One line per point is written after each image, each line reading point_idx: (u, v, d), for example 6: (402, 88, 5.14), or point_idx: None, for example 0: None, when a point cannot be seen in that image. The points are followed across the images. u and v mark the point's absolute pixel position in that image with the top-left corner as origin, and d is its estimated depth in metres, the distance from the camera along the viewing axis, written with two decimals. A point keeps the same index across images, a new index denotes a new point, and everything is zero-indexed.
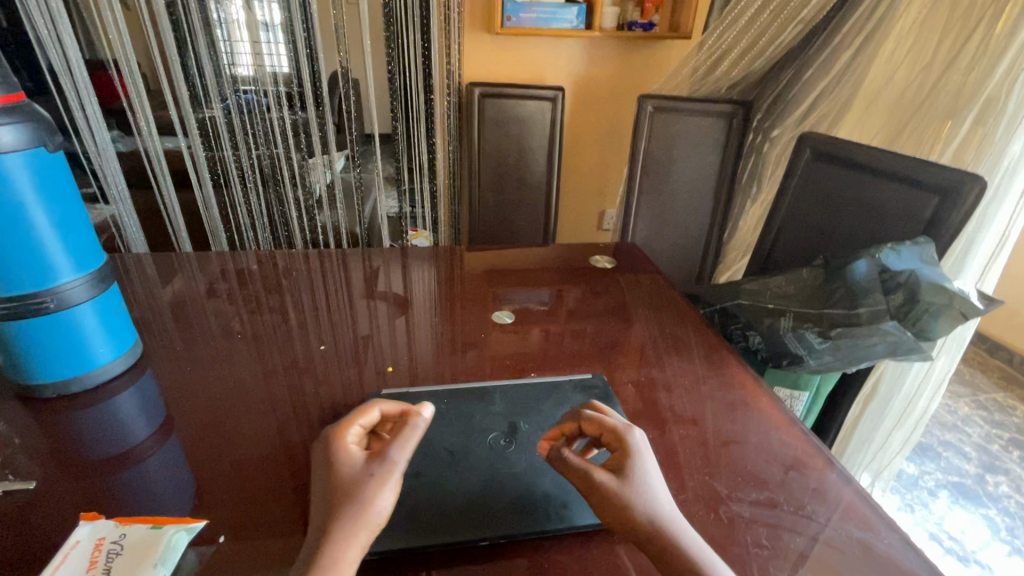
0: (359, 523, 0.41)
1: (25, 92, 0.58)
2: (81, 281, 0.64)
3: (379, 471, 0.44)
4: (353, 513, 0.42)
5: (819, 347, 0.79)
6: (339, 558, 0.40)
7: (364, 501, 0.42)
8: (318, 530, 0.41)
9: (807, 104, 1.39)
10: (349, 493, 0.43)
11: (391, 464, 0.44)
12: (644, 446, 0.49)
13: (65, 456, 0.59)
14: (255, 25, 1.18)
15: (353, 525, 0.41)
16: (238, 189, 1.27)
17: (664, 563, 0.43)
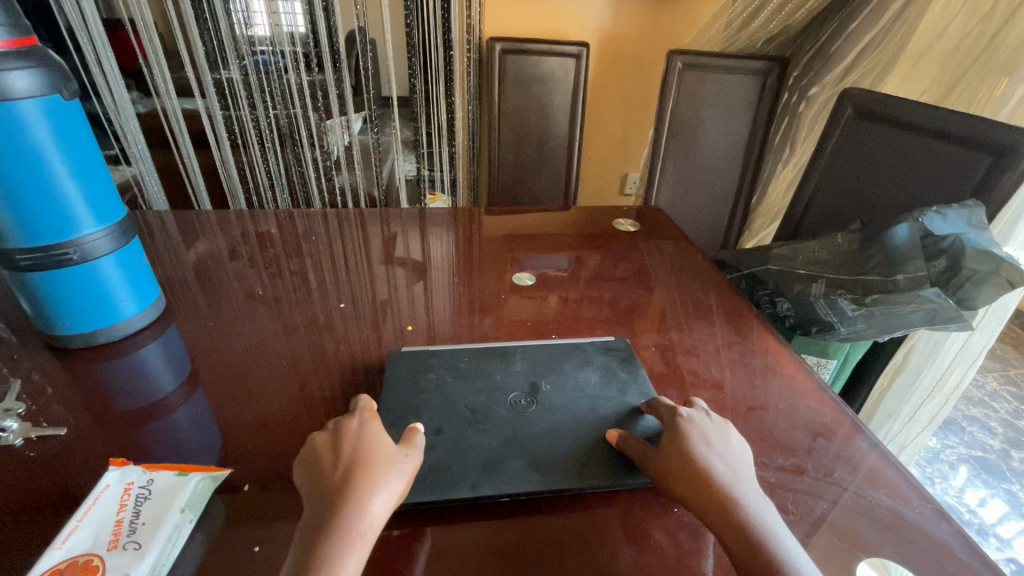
0: (386, 494, 0.42)
1: (37, 36, 0.57)
2: (103, 233, 0.64)
3: (408, 454, 0.46)
4: (382, 482, 0.42)
5: (852, 314, 0.76)
6: (364, 522, 0.40)
7: (393, 474, 0.43)
8: (347, 491, 0.41)
9: (848, 61, 1.31)
10: (383, 463, 0.44)
11: (414, 451, 0.46)
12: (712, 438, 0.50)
13: (95, 405, 0.61)
14: None
15: (381, 494, 0.42)
16: (255, 150, 1.24)
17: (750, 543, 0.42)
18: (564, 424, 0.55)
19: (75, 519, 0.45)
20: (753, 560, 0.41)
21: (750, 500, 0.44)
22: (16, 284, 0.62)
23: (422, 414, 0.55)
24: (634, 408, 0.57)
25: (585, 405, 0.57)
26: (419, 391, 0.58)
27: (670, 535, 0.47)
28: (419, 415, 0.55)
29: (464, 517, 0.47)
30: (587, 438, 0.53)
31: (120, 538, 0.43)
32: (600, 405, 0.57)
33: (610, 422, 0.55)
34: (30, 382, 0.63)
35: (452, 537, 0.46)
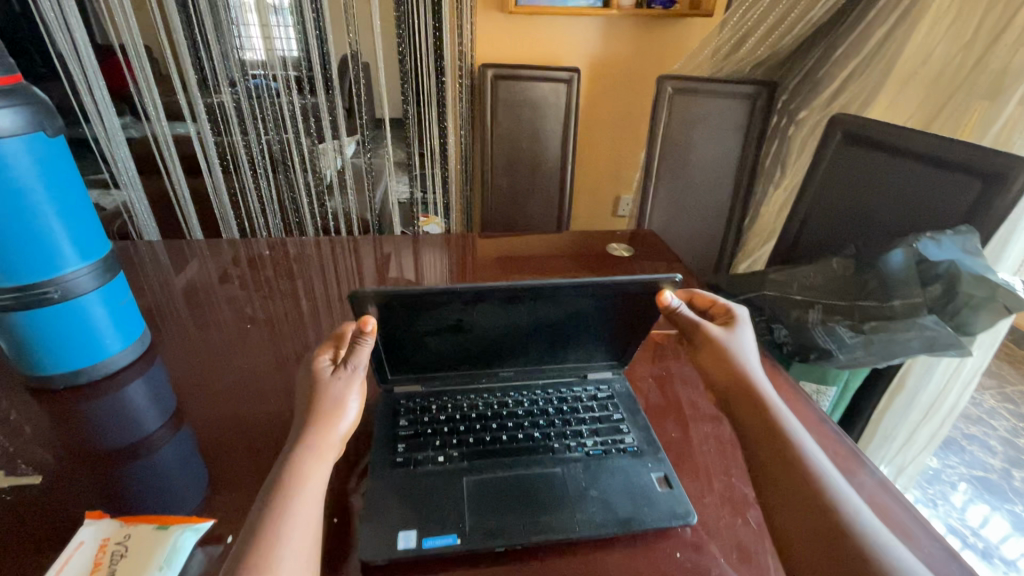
0: (338, 424, 0.48)
1: (21, 73, 0.56)
2: (87, 270, 0.62)
3: (347, 383, 0.50)
4: (327, 428, 0.47)
5: (851, 341, 0.75)
6: (323, 453, 0.45)
7: (339, 410, 0.49)
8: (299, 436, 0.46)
9: (833, 87, 1.32)
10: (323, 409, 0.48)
11: (353, 373, 0.51)
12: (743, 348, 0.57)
13: (80, 444, 0.59)
14: (265, 8, 1.10)
15: (331, 428, 0.47)
16: (247, 175, 1.21)
17: (764, 427, 0.50)
18: (543, 316, 0.57)
19: None
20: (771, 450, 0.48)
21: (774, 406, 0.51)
22: None
23: (415, 327, 0.56)
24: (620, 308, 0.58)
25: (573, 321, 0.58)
26: (422, 345, 0.58)
27: None
28: (417, 332, 0.56)
29: (457, 568, 0.45)
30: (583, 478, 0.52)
31: None
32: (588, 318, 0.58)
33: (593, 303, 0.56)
34: (9, 423, 0.61)
35: None
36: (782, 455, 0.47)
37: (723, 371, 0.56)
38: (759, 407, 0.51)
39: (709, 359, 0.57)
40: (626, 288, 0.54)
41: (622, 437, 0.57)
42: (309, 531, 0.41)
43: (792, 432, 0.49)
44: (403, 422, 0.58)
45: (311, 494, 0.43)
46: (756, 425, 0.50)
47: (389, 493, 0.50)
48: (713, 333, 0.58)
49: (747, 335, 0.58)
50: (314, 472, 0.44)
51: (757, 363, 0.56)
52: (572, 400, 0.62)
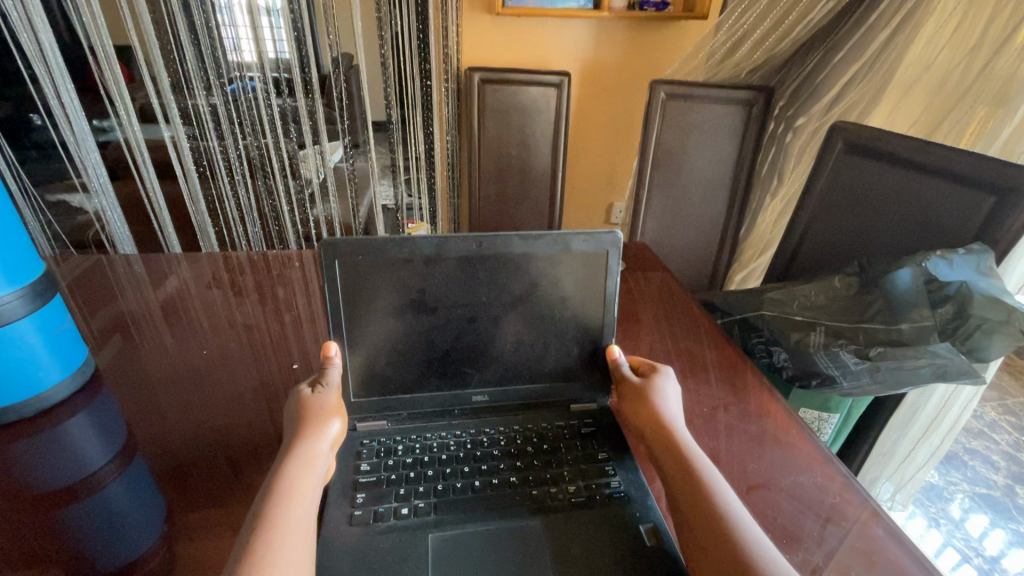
0: (323, 438, 0.48)
1: None
2: (16, 295, 0.56)
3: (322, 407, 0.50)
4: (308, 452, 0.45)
5: (856, 368, 0.70)
6: (312, 466, 0.45)
7: (323, 423, 0.48)
8: (286, 448, 0.45)
9: (832, 94, 1.27)
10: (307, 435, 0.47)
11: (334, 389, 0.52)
12: (665, 393, 0.54)
13: (9, 486, 0.53)
14: (256, 9, 0.94)
15: (310, 453, 0.46)
16: (224, 182, 1.08)
17: (676, 473, 0.46)
18: (506, 285, 0.54)
19: None
20: (687, 496, 0.44)
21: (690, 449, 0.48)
22: None
23: (374, 304, 0.53)
24: (586, 273, 0.55)
25: (541, 304, 0.56)
26: (385, 334, 0.54)
27: None
28: (375, 309, 0.53)
29: None
30: (564, 530, 0.46)
31: None
32: (554, 293, 0.55)
33: (552, 269, 0.55)
34: None
35: None
36: (695, 502, 0.44)
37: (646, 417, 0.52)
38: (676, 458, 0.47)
39: (630, 406, 0.55)
40: (575, 240, 0.54)
41: (608, 479, 0.51)
42: (303, 547, 0.40)
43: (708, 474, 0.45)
44: (364, 466, 0.51)
45: (303, 505, 0.42)
46: (675, 469, 0.47)
47: (341, 551, 0.44)
48: (634, 381, 0.55)
49: (672, 384, 0.56)
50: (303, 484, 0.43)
51: (676, 408, 0.53)
52: (553, 435, 0.56)
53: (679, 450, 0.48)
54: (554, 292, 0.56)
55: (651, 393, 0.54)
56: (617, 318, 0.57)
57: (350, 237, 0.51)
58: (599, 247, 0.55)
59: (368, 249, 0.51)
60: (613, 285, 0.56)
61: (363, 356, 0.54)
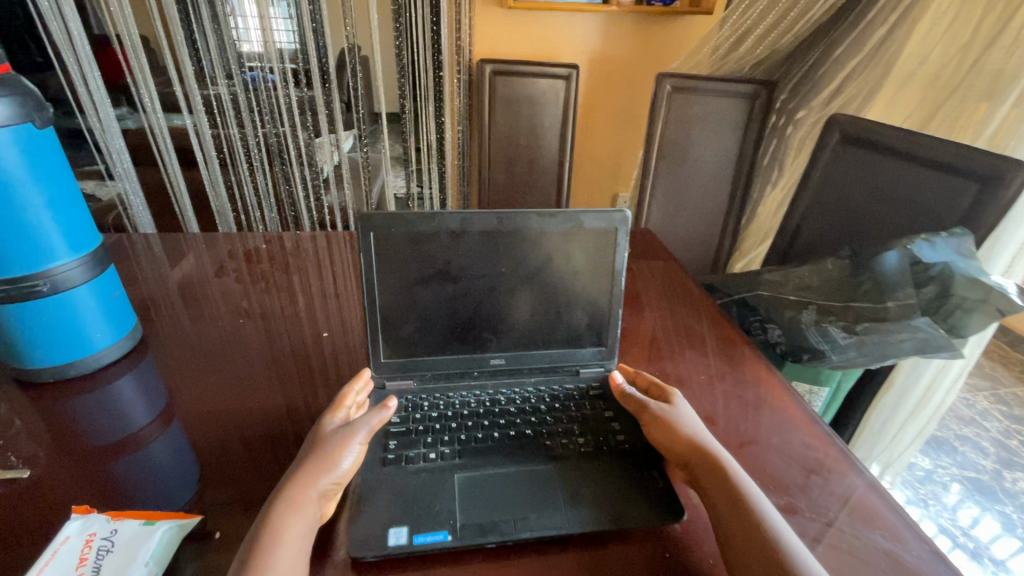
0: (326, 476, 0.46)
1: (11, 64, 0.55)
2: (77, 263, 0.62)
3: (341, 437, 0.49)
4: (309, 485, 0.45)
5: (844, 342, 0.75)
6: (307, 499, 0.44)
7: (333, 456, 0.48)
8: (286, 484, 0.45)
9: (831, 89, 1.31)
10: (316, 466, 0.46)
11: (358, 427, 0.51)
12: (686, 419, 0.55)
13: (68, 439, 0.58)
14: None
15: (311, 485, 0.45)
16: (243, 168, 1.15)
17: (722, 499, 0.46)
18: (523, 258, 0.60)
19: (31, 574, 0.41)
20: (739, 519, 0.45)
21: (732, 472, 0.48)
22: None
23: (404, 274, 0.58)
24: (597, 249, 0.61)
25: (556, 277, 0.61)
26: (413, 300, 0.59)
27: None
28: (406, 280, 0.58)
29: (445, 564, 0.45)
30: (574, 475, 0.52)
31: None
32: (566, 267, 0.61)
33: (564, 243, 0.60)
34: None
35: None
36: (747, 529, 0.44)
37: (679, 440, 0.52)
38: (704, 466, 0.49)
39: (657, 429, 0.54)
40: (588, 219, 0.59)
41: (614, 434, 0.57)
42: None
43: (755, 500, 0.46)
44: (395, 418, 0.57)
45: (290, 554, 0.41)
46: (720, 493, 0.47)
47: (377, 488, 0.49)
48: (658, 408, 0.56)
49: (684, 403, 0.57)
50: (290, 531, 0.42)
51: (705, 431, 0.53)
52: (563, 397, 0.61)
53: (722, 471, 0.48)
54: (566, 266, 0.61)
55: (673, 417, 0.54)
56: (625, 291, 0.62)
57: (383, 212, 0.56)
58: (609, 224, 0.60)
59: (401, 223, 0.56)
60: (622, 261, 0.61)
61: (392, 321, 0.59)
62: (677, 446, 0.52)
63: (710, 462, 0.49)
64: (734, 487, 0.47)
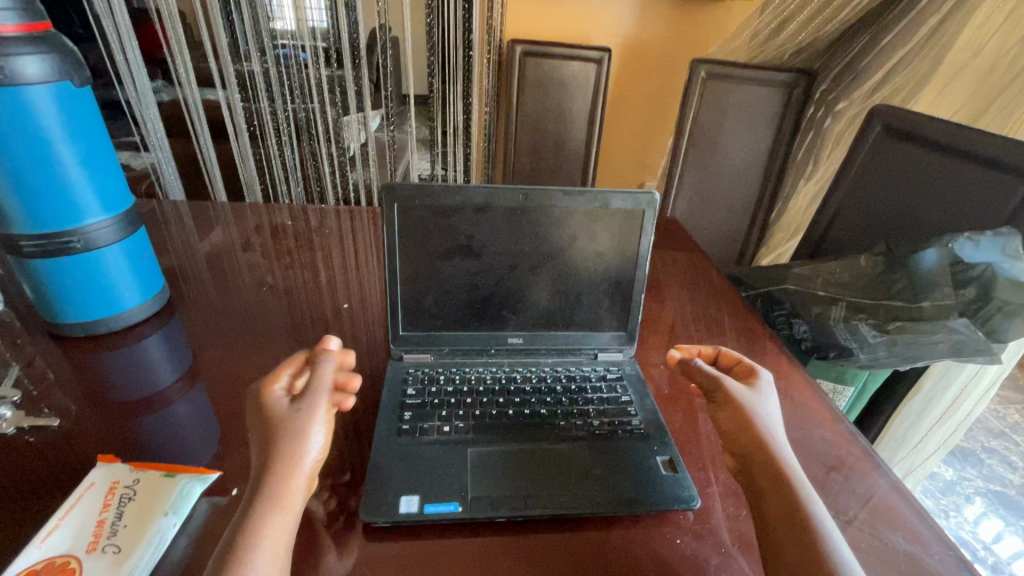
0: (303, 460, 0.42)
1: (51, 22, 0.56)
2: (109, 223, 0.63)
3: (304, 410, 0.45)
4: (288, 470, 0.41)
5: (873, 341, 0.73)
6: (288, 484, 0.40)
7: (302, 435, 0.43)
8: (259, 475, 0.40)
9: (875, 80, 1.26)
10: (287, 446, 0.42)
11: (317, 399, 0.46)
12: (767, 407, 0.52)
13: (95, 394, 0.60)
14: None
15: (289, 469, 0.41)
16: (273, 143, 1.16)
17: (774, 496, 0.44)
18: (546, 237, 0.59)
19: (57, 517, 0.43)
20: (789, 519, 0.43)
21: (794, 473, 0.46)
22: (21, 270, 0.62)
23: (426, 247, 0.58)
24: (621, 231, 0.59)
25: (580, 258, 0.60)
26: (434, 274, 0.59)
27: (671, 569, 0.43)
28: (429, 253, 0.58)
29: (455, 535, 0.45)
30: (587, 456, 0.51)
31: (100, 540, 0.42)
32: (589, 249, 0.60)
33: (588, 223, 0.59)
34: (30, 368, 0.62)
35: (442, 558, 0.43)
36: (796, 529, 0.42)
37: (747, 431, 0.49)
38: (766, 457, 0.47)
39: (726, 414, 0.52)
40: (614, 199, 0.58)
41: (629, 419, 0.56)
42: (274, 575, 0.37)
43: (812, 504, 0.43)
44: (410, 390, 0.57)
45: (273, 545, 0.38)
46: (776, 490, 0.45)
47: (389, 456, 0.50)
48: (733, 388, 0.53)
49: (770, 393, 0.54)
50: (277, 524, 0.39)
51: (781, 428, 0.50)
52: (579, 379, 0.61)
53: (781, 468, 0.46)
54: (589, 249, 0.60)
55: (748, 403, 0.51)
56: (648, 276, 0.61)
57: (410, 183, 0.55)
58: (635, 205, 0.58)
59: (426, 194, 0.56)
60: (647, 244, 0.60)
61: (412, 294, 0.59)
62: (744, 435, 0.49)
63: (774, 459, 0.47)
64: (792, 488, 0.44)
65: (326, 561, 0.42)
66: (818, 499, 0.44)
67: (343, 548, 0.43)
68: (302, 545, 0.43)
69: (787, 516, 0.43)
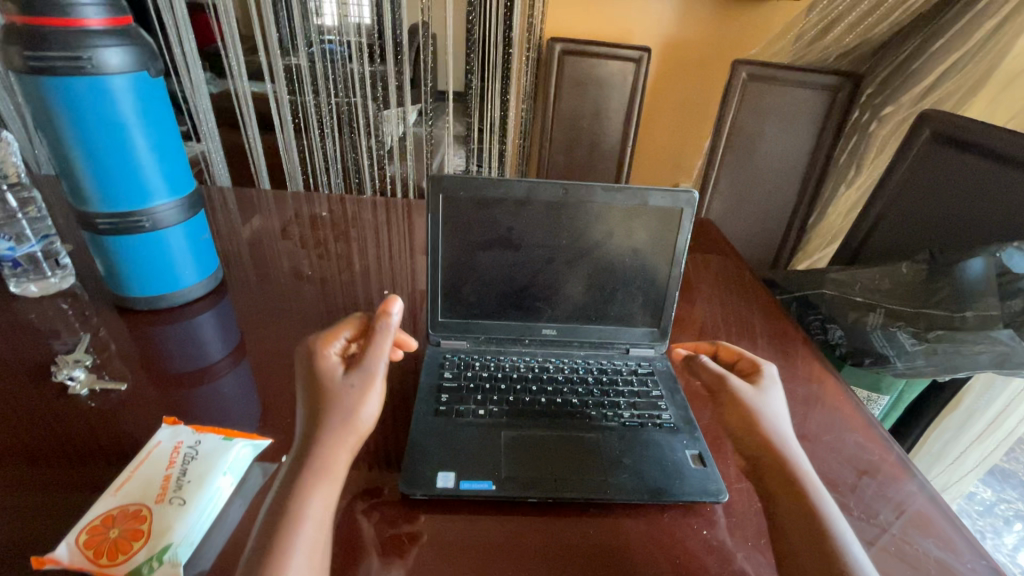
0: (349, 435, 0.44)
1: (131, 16, 0.60)
2: (173, 205, 0.67)
3: (355, 385, 0.46)
4: (335, 444, 0.43)
5: (912, 349, 0.72)
6: (335, 457, 0.43)
7: (350, 412, 0.45)
8: (308, 447, 0.43)
9: (926, 82, 1.22)
10: (336, 421, 0.44)
11: (371, 376, 0.47)
12: (773, 406, 0.52)
13: (156, 363, 0.65)
14: None
15: (336, 444, 0.43)
16: (316, 135, 1.21)
17: (785, 497, 0.45)
18: (584, 232, 0.60)
19: (129, 470, 0.47)
20: (799, 520, 0.43)
21: (802, 473, 0.46)
22: (94, 246, 0.67)
23: (467, 237, 0.60)
24: (658, 229, 0.60)
25: (616, 254, 0.61)
26: (474, 264, 0.61)
27: (696, 558, 0.45)
28: (470, 243, 0.60)
29: (488, 512, 0.47)
30: (617, 445, 0.53)
31: (167, 492, 0.45)
32: (626, 245, 0.61)
33: (625, 219, 0.60)
34: (98, 337, 0.68)
35: (477, 533, 0.45)
36: (807, 531, 0.42)
37: (755, 431, 0.50)
38: (774, 458, 0.47)
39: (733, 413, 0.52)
40: (653, 197, 0.59)
41: (660, 412, 0.57)
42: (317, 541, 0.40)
43: (822, 504, 0.44)
44: (447, 373, 0.60)
45: (318, 514, 0.40)
46: (787, 491, 0.45)
47: (427, 435, 0.52)
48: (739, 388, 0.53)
49: (775, 390, 0.54)
50: (326, 488, 0.41)
51: (787, 426, 0.51)
52: (611, 372, 0.62)
53: (790, 469, 0.46)
54: (625, 244, 0.61)
55: (756, 403, 0.52)
56: (683, 274, 0.62)
57: (455, 175, 0.57)
58: (674, 203, 0.59)
59: (471, 186, 0.58)
60: (683, 242, 0.61)
61: (452, 282, 0.62)
62: (752, 436, 0.50)
63: (783, 459, 0.47)
64: (802, 489, 0.45)
65: (368, 527, 0.45)
66: (828, 498, 0.45)
67: (384, 515, 0.46)
68: (346, 510, 0.46)
69: (798, 517, 0.43)
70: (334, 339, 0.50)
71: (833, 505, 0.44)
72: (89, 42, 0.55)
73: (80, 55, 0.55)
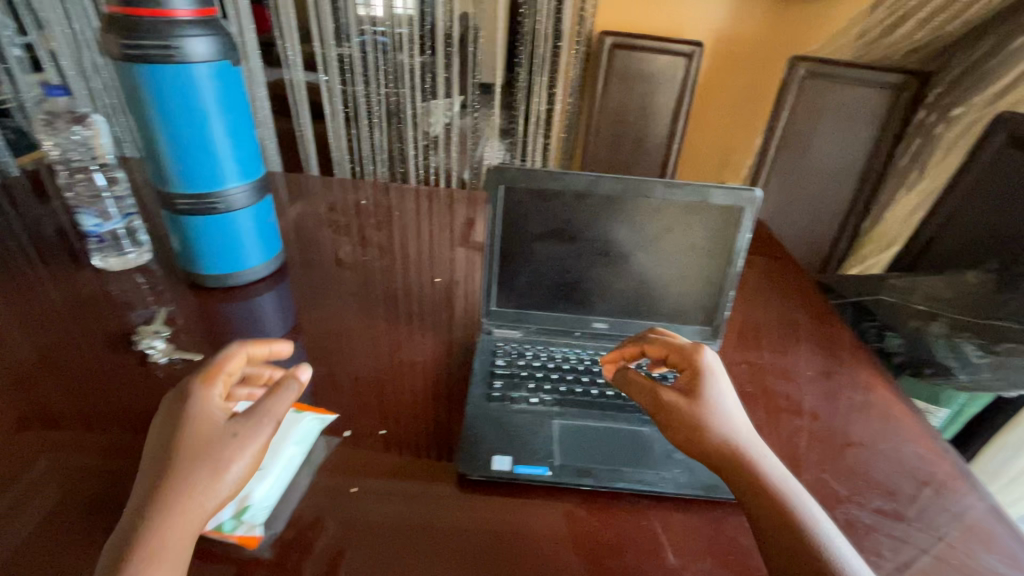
0: (204, 498, 0.38)
1: (216, 8, 0.63)
2: (244, 188, 0.71)
3: (236, 434, 0.41)
4: (187, 505, 0.38)
5: (977, 361, 0.71)
6: (184, 524, 0.37)
7: (216, 468, 0.39)
8: (149, 515, 0.37)
9: (1010, 78, 1.19)
10: (193, 478, 0.38)
11: (253, 427, 0.42)
12: (715, 398, 0.48)
13: (224, 338, 0.68)
14: None
15: (185, 509, 0.38)
16: (364, 125, 1.25)
17: (752, 499, 0.42)
18: (641, 227, 0.60)
19: None
20: (771, 520, 0.41)
21: (760, 466, 0.44)
22: (173, 223, 0.71)
23: (526, 229, 0.61)
24: (718, 225, 0.60)
25: (672, 251, 0.61)
26: (530, 255, 0.62)
27: (750, 555, 0.45)
28: (528, 235, 0.61)
29: (543, 496, 0.48)
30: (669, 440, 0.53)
31: None
32: (682, 241, 0.61)
33: (684, 215, 0.60)
34: (170, 312, 0.72)
35: (532, 516, 0.46)
36: (782, 529, 0.41)
37: (705, 436, 0.46)
38: (730, 453, 0.45)
39: (672, 422, 0.47)
40: (716, 194, 0.58)
41: None
42: None
43: (786, 487, 0.43)
44: (501, 360, 0.61)
45: None
46: (752, 490, 0.43)
47: (483, 419, 0.54)
48: (672, 395, 0.48)
49: (716, 375, 0.50)
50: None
51: (733, 412, 0.48)
52: None
53: (748, 462, 0.44)
54: (682, 241, 0.61)
55: (696, 406, 0.47)
56: (740, 274, 0.61)
57: (518, 166, 0.58)
58: (737, 202, 0.58)
59: (531, 178, 0.58)
60: (743, 241, 0.60)
61: (508, 273, 0.63)
62: (700, 440, 0.46)
63: (739, 455, 0.45)
64: (765, 483, 0.43)
65: (429, 503, 0.47)
66: (790, 477, 0.44)
67: (444, 493, 0.48)
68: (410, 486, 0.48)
69: (772, 516, 0.41)
70: (216, 380, 0.43)
71: (794, 485, 0.43)
72: (179, 32, 0.58)
73: (170, 44, 0.58)
